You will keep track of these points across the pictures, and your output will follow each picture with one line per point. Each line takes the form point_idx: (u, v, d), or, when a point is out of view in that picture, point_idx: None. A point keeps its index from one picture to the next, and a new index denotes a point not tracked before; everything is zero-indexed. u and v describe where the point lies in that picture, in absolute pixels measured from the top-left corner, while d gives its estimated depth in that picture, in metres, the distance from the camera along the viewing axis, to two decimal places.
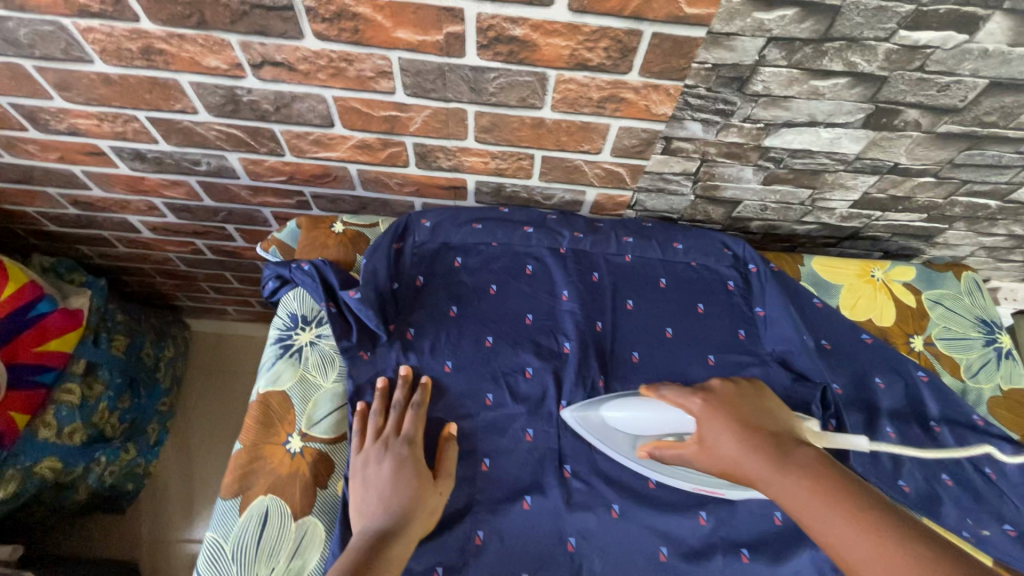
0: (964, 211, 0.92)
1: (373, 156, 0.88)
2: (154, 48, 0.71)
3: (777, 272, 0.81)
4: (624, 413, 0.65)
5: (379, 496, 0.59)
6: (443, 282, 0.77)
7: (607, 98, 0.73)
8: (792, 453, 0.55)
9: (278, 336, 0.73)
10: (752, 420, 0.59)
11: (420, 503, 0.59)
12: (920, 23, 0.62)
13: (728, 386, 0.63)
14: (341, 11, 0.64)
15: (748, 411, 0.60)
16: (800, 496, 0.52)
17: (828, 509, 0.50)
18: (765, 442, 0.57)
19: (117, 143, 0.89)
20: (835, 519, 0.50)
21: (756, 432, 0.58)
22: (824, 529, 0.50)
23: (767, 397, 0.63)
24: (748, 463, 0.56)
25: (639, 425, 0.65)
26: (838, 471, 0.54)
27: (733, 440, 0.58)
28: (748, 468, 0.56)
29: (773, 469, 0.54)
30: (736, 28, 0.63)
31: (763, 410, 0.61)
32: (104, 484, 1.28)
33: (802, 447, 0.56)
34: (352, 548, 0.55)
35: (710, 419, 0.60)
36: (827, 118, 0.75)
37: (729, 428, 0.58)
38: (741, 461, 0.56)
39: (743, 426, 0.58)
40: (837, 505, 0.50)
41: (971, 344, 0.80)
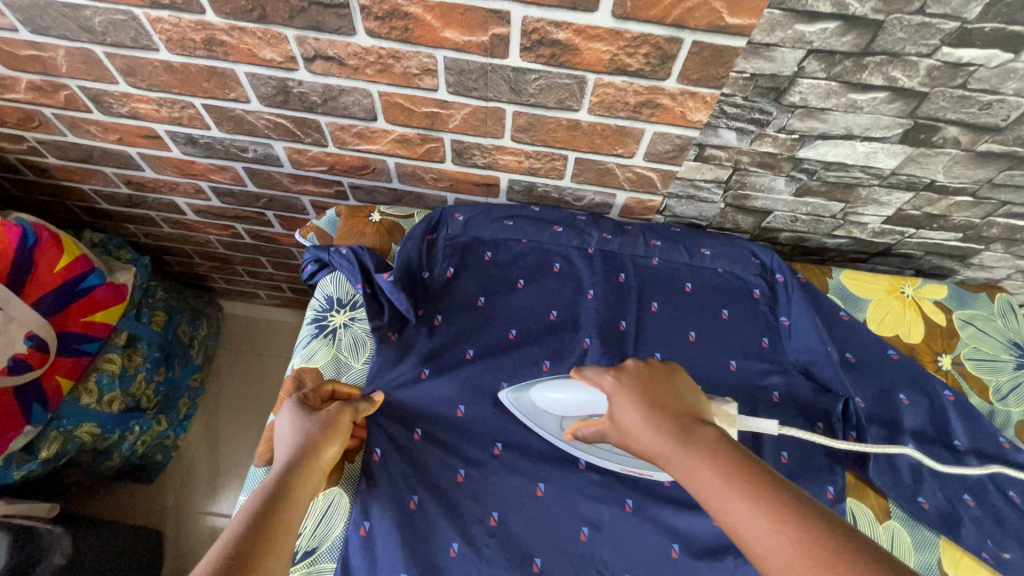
0: (1002, 232, 0.91)
1: (412, 151, 0.91)
2: (215, 39, 0.75)
3: (805, 283, 0.82)
4: (551, 398, 0.66)
5: (285, 449, 0.58)
6: (474, 274, 0.79)
7: (644, 103, 0.75)
8: (694, 429, 0.53)
9: (314, 316, 0.76)
10: (661, 402, 0.57)
11: (315, 457, 0.57)
12: (964, 40, 0.62)
13: (646, 369, 0.61)
14: (393, 10, 0.67)
15: (659, 393, 0.58)
16: (693, 469, 0.50)
17: (719, 485, 0.48)
18: (669, 422, 0.55)
19: (173, 128, 0.94)
20: (727, 495, 0.48)
21: (660, 410, 0.56)
22: (723, 510, 0.48)
23: (681, 379, 0.61)
24: (649, 439, 0.55)
25: (563, 407, 0.66)
26: (738, 449, 0.52)
27: (641, 415, 0.56)
28: (651, 444, 0.54)
29: (674, 447, 0.53)
30: (776, 39, 0.64)
31: (674, 392, 0.59)
32: (136, 452, 1.33)
33: (702, 427, 0.54)
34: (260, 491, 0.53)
35: (623, 394, 0.59)
36: (864, 132, 0.75)
37: (639, 405, 0.57)
38: (646, 436, 0.55)
39: (651, 405, 0.57)
40: (731, 480, 0.48)
41: (1001, 366, 0.79)
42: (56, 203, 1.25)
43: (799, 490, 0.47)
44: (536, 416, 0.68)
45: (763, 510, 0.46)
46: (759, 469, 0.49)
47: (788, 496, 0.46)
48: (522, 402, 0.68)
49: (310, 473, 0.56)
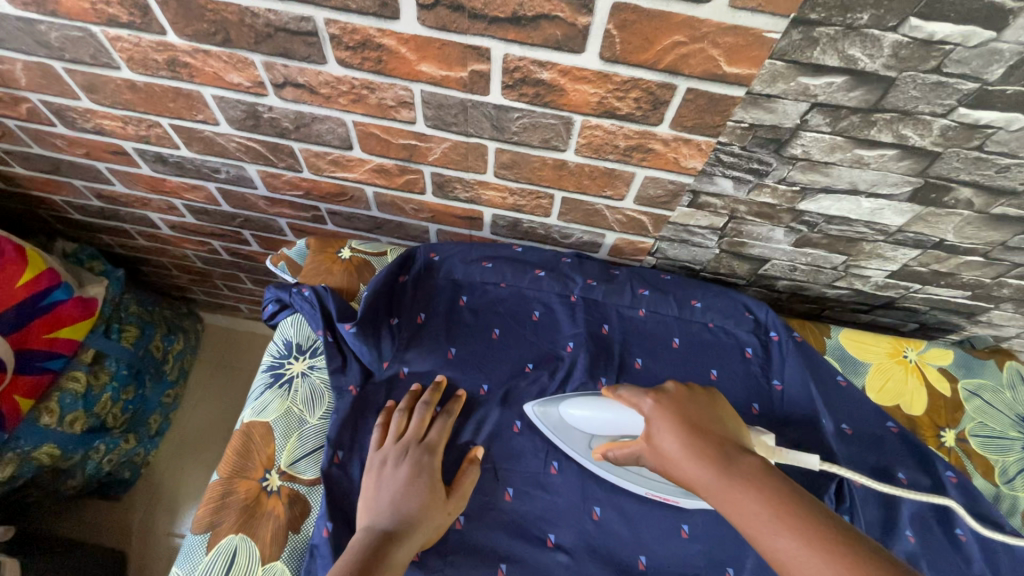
0: (1013, 293, 0.85)
1: (390, 181, 0.86)
2: (179, 60, 0.70)
3: (801, 343, 0.76)
4: (580, 414, 0.64)
5: (406, 506, 0.58)
6: (446, 321, 0.74)
7: (634, 147, 0.69)
8: (743, 460, 0.53)
9: (271, 363, 0.71)
10: (704, 430, 0.56)
11: (428, 525, 0.58)
12: (984, 101, 0.56)
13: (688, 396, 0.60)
14: (365, 41, 0.62)
15: (698, 418, 0.57)
16: (739, 498, 0.50)
17: (769, 520, 0.48)
18: (710, 451, 0.54)
19: (141, 145, 0.90)
20: (773, 530, 0.48)
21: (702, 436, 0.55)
22: (775, 548, 0.47)
23: (718, 407, 0.60)
24: (686, 464, 0.54)
25: (588, 425, 0.64)
26: (787, 482, 0.51)
27: (680, 439, 0.56)
28: (693, 472, 0.54)
29: (720, 478, 0.52)
30: (778, 91, 0.59)
31: (714, 420, 0.58)
32: (100, 471, 1.28)
33: (746, 457, 0.54)
34: (356, 544, 0.56)
35: (665, 417, 0.58)
36: (870, 188, 0.70)
37: (680, 430, 0.56)
38: (686, 462, 0.54)
39: (690, 430, 0.56)
40: (783, 518, 0.48)
41: (1009, 445, 0.73)
42: (27, 211, 1.20)
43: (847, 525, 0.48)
44: (565, 432, 0.66)
45: (820, 554, 0.45)
46: (812, 507, 0.49)
47: (844, 537, 0.46)
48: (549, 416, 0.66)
49: (414, 542, 0.57)
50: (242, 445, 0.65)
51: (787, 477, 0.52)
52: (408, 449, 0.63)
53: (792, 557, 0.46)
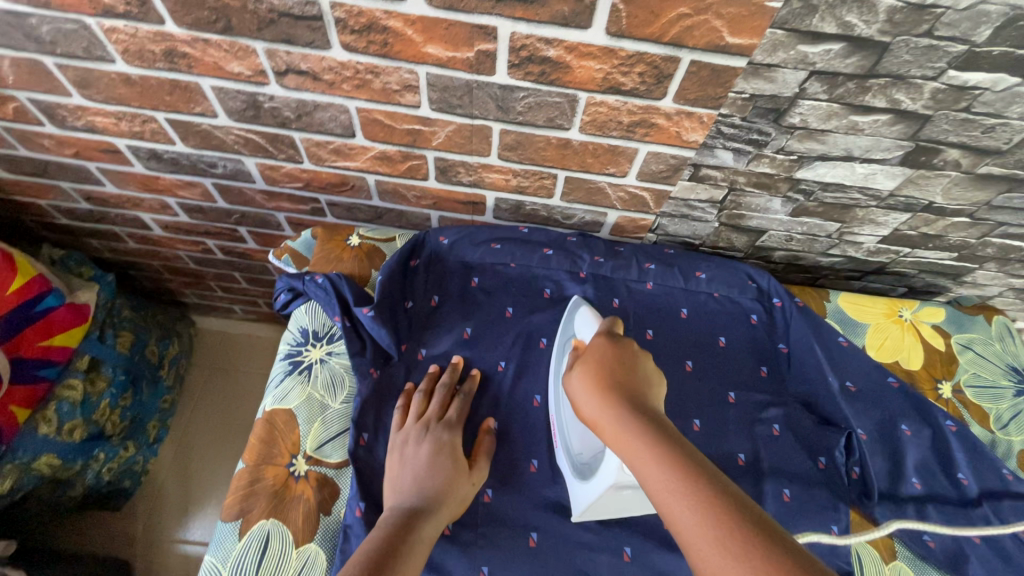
0: (996, 252, 0.90)
1: (392, 168, 0.86)
2: (177, 51, 0.70)
3: (803, 307, 0.79)
4: (582, 316, 0.69)
5: (432, 482, 0.59)
6: (460, 302, 0.75)
7: (637, 122, 0.71)
8: (637, 401, 0.54)
9: (288, 351, 0.70)
10: (615, 377, 0.58)
11: (454, 499, 0.59)
12: (972, 64, 0.59)
13: (616, 341, 0.62)
14: (371, 24, 0.62)
15: (606, 359, 0.60)
16: (623, 434, 0.52)
17: (646, 453, 0.49)
18: (604, 385, 0.57)
19: (134, 142, 0.88)
20: (649, 464, 0.48)
21: (609, 380, 0.57)
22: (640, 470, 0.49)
23: (638, 352, 0.61)
24: (590, 403, 0.57)
25: (579, 327, 0.69)
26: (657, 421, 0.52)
27: (585, 382, 0.59)
28: (596, 410, 0.56)
29: (615, 419, 0.54)
30: (778, 60, 0.61)
31: (630, 364, 0.59)
32: (101, 480, 1.26)
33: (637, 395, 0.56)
34: (384, 521, 0.55)
35: (584, 360, 0.61)
36: (864, 154, 0.73)
37: (589, 373, 0.59)
38: (588, 402, 0.57)
39: (598, 374, 0.58)
40: (658, 456, 0.48)
41: (1002, 393, 0.77)
42: (11, 218, 1.17)
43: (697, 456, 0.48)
44: (567, 323, 0.71)
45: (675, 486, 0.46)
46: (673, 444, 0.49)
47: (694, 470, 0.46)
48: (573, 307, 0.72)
49: (443, 514, 0.57)
50: (265, 433, 0.64)
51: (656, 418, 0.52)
52: (429, 426, 0.63)
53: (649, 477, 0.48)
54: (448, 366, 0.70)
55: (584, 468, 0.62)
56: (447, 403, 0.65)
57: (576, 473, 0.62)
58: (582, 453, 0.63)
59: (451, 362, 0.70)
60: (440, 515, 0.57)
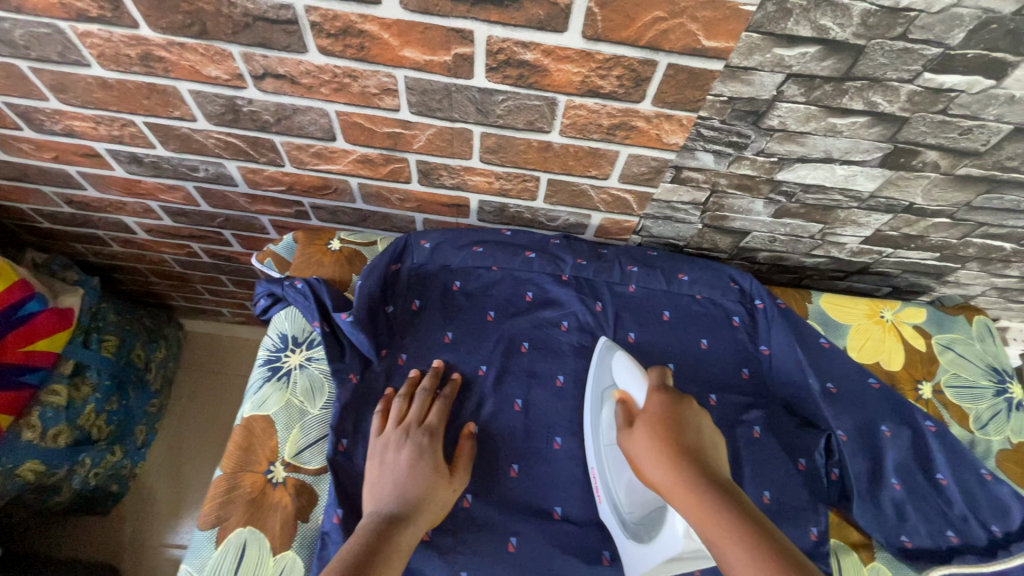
0: (977, 252, 0.90)
1: (375, 171, 0.86)
2: (153, 55, 0.69)
3: (784, 309, 0.79)
4: (622, 367, 0.67)
5: (413, 489, 0.58)
6: (441, 306, 0.75)
7: (618, 125, 0.71)
8: (710, 477, 0.54)
9: (267, 357, 0.70)
10: (677, 442, 0.57)
11: (435, 505, 0.59)
12: (947, 66, 0.59)
13: (675, 399, 0.61)
14: (347, 27, 0.62)
15: (670, 426, 0.58)
16: (705, 511, 0.51)
17: (732, 537, 0.49)
18: (676, 454, 0.56)
19: (113, 146, 0.87)
20: (731, 548, 0.48)
21: (677, 445, 0.57)
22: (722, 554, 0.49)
23: (696, 410, 0.61)
24: (660, 470, 0.56)
25: (620, 377, 0.67)
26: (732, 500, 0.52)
27: (653, 445, 0.57)
28: (666, 480, 0.55)
29: (690, 491, 0.53)
30: (754, 63, 0.61)
31: (694, 428, 0.59)
32: (88, 485, 1.25)
33: (712, 471, 0.55)
34: (363, 528, 0.55)
35: (645, 419, 0.60)
36: (844, 156, 0.73)
37: (654, 437, 0.58)
38: (656, 468, 0.56)
39: (666, 439, 0.57)
40: (740, 538, 0.48)
41: (981, 393, 0.78)
42: None
43: (782, 543, 0.48)
44: (602, 372, 0.70)
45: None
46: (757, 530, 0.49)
47: (781, 556, 0.46)
48: (606, 356, 0.70)
49: (423, 520, 0.57)
50: (244, 440, 0.64)
51: (737, 499, 0.52)
52: (409, 432, 0.63)
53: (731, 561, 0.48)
54: (429, 371, 0.70)
55: (638, 530, 0.61)
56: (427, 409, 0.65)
57: (629, 535, 0.60)
58: (632, 514, 0.62)
59: (431, 367, 0.70)
60: (420, 522, 0.57)
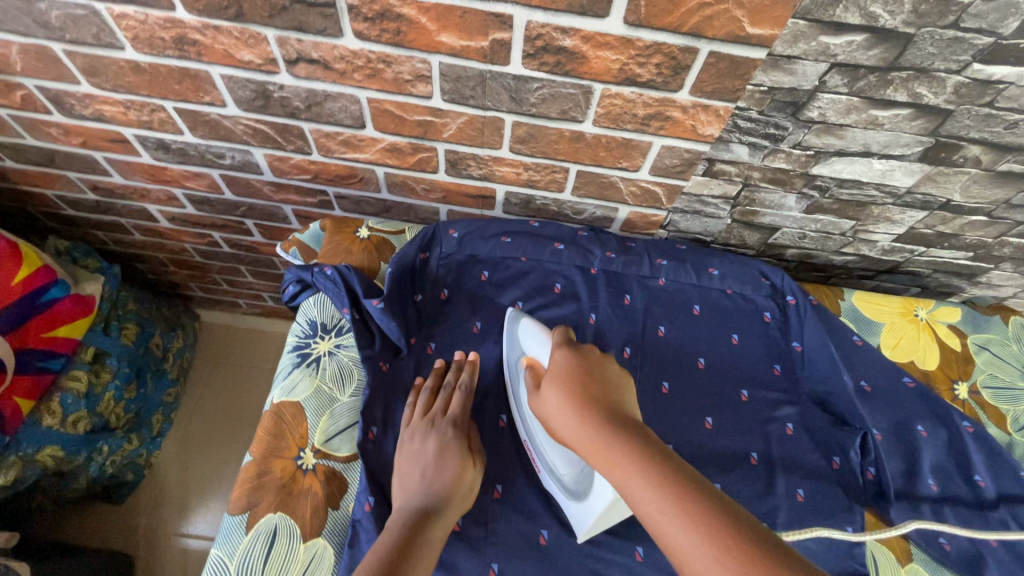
0: (1013, 252, 0.88)
1: (402, 161, 0.86)
2: (187, 38, 0.69)
3: (817, 305, 0.78)
4: (528, 331, 0.68)
5: (447, 476, 0.58)
6: (470, 296, 0.74)
7: (653, 115, 0.70)
8: (615, 415, 0.54)
9: (295, 344, 0.69)
10: (587, 389, 0.57)
11: (464, 491, 0.58)
12: (997, 57, 0.58)
13: (578, 351, 0.62)
14: (384, 11, 0.61)
15: (582, 381, 0.58)
16: (606, 451, 0.51)
17: (631, 464, 0.48)
18: (583, 400, 0.56)
19: (142, 132, 0.87)
20: (631, 474, 0.48)
21: (580, 392, 0.57)
22: (623, 479, 0.48)
23: (604, 361, 0.61)
24: (569, 422, 0.56)
25: (528, 343, 0.68)
26: (633, 428, 0.52)
27: (561, 400, 0.57)
28: (577, 433, 0.54)
29: (594, 438, 0.52)
30: (798, 52, 0.60)
31: (599, 377, 0.59)
32: (104, 473, 1.25)
33: (624, 416, 0.54)
34: (395, 520, 0.55)
35: (552, 377, 0.60)
36: (882, 150, 0.72)
37: (561, 390, 0.58)
38: (568, 424, 0.55)
39: (572, 390, 0.57)
40: (639, 461, 0.48)
41: (1019, 395, 0.76)
42: (16, 207, 1.16)
43: (680, 463, 0.47)
44: (511, 342, 0.69)
45: (661, 490, 0.45)
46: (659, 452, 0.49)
47: (681, 478, 0.46)
48: (512, 323, 0.70)
49: (454, 507, 0.57)
50: (274, 426, 0.63)
51: (648, 436, 0.51)
52: (434, 422, 0.62)
53: (630, 483, 0.47)
54: (452, 363, 0.68)
55: (575, 488, 0.61)
56: (450, 400, 0.63)
57: (570, 496, 0.60)
58: (570, 476, 0.62)
59: (455, 358, 0.69)
60: (452, 508, 0.56)
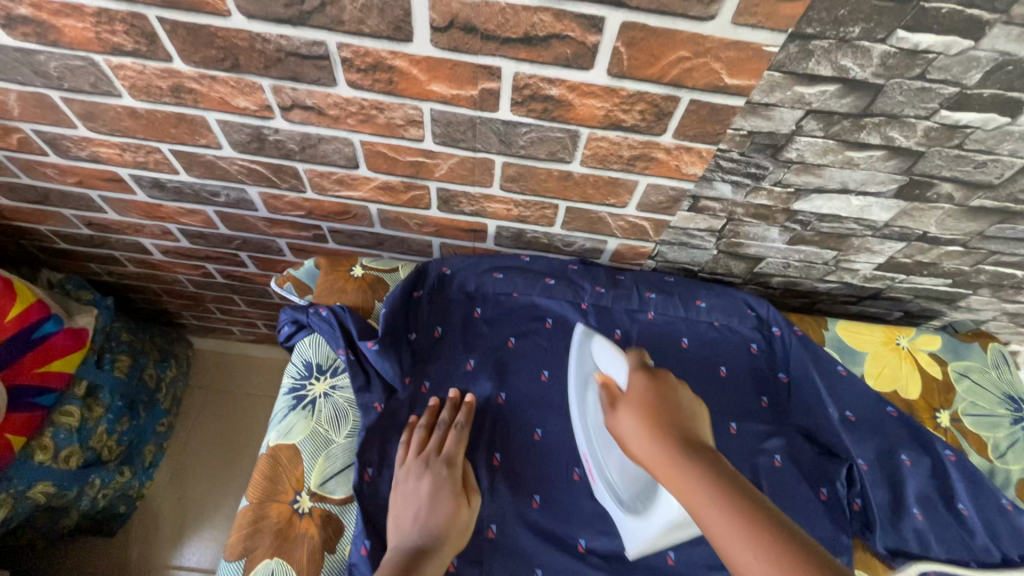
0: (989, 279, 0.91)
1: (395, 198, 0.88)
2: (184, 86, 0.70)
3: (802, 336, 0.80)
4: (601, 349, 0.70)
5: (436, 517, 0.58)
6: (463, 334, 0.75)
7: (638, 157, 0.73)
8: (694, 445, 0.54)
9: (291, 385, 0.69)
10: (663, 416, 0.58)
11: (456, 532, 0.59)
12: (963, 104, 0.60)
13: (654, 375, 0.62)
14: (377, 63, 0.63)
15: (660, 410, 0.58)
16: (685, 482, 0.52)
17: (709, 500, 0.49)
18: (659, 429, 0.56)
19: (137, 171, 0.88)
20: (711, 510, 0.49)
21: (656, 422, 0.57)
22: (703, 515, 0.49)
23: (676, 385, 0.61)
24: (643, 447, 0.56)
25: (602, 361, 0.69)
26: (712, 462, 0.52)
27: (638, 425, 0.58)
28: (649, 454, 0.56)
29: (670, 466, 0.54)
30: (775, 100, 0.62)
31: (674, 403, 0.59)
32: (95, 507, 1.24)
33: (699, 446, 0.55)
34: (387, 562, 0.55)
35: (628, 399, 0.61)
36: (860, 187, 0.74)
37: (637, 414, 0.59)
38: (642, 446, 0.57)
39: (651, 416, 0.58)
40: (722, 500, 0.49)
41: (998, 421, 0.78)
42: (10, 242, 1.16)
43: (760, 502, 0.48)
44: (583, 359, 0.72)
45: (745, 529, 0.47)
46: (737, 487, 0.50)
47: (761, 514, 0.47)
48: (584, 343, 0.73)
49: (446, 547, 0.57)
50: (270, 469, 0.64)
51: (723, 466, 0.52)
52: (428, 462, 0.63)
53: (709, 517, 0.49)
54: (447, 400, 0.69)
55: (633, 504, 0.64)
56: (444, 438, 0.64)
57: (626, 511, 0.63)
58: (627, 490, 0.65)
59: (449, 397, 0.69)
60: (442, 549, 0.57)
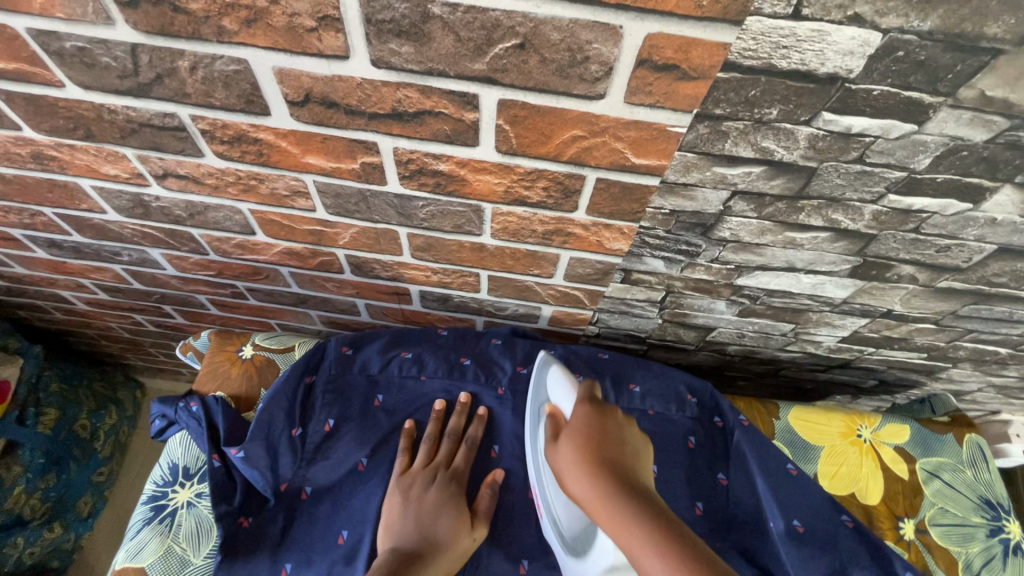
0: (969, 354, 0.81)
1: (304, 262, 0.80)
2: (45, 154, 0.63)
3: (749, 428, 0.70)
4: (556, 377, 0.66)
5: (444, 524, 0.59)
6: (359, 425, 0.67)
7: (553, 232, 0.64)
8: (632, 483, 0.50)
9: (151, 494, 0.64)
10: (605, 451, 0.53)
11: (456, 545, 0.59)
12: (914, 189, 0.51)
13: (599, 407, 0.58)
14: (240, 135, 0.56)
15: (602, 444, 0.54)
16: (621, 523, 0.47)
17: (648, 541, 0.45)
18: (599, 463, 0.52)
19: (29, 232, 0.82)
20: (648, 555, 0.44)
21: (598, 456, 0.52)
22: (640, 557, 0.45)
23: (622, 418, 0.57)
24: (580, 486, 0.52)
25: (554, 392, 0.66)
26: (651, 504, 0.48)
27: (576, 459, 0.53)
28: (587, 494, 0.51)
29: (607, 504, 0.49)
30: (694, 180, 0.54)
31: (619, 437, 0.55)
32: (21, 565, 1.18)
33: (642, 488, 0.50)
34: (379, 564, 0.55)
35: (569, 432, 0.56)
36: (808, 266, 0.65)
37: (576, 447, 0.54)
38: (579, 483, 0.52)
39: (591, 451, 0.53)
40: (658, 541, 0.44)
41: (972, 534, 0.68)
42: None
43: (708, 551, 0.44)
44: (538, 388, 0.68)
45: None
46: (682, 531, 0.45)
47: (706, 563, 0.43)
48: (542, 370, 0.68)
49: (442, 560, 0.57)
50: None
51: (664, 506, 0.48)
52: (436, 473, 0.64)
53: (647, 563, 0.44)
54: (456, 405, 0.70)
55: (575, 545, 0.60)
56: (454, 451, 0.66)
57: (567, 550, 0.59)
58: (570, 528, 0.61)
59: (458, 401, 0.70)
60: (438, 562, 0.56)
